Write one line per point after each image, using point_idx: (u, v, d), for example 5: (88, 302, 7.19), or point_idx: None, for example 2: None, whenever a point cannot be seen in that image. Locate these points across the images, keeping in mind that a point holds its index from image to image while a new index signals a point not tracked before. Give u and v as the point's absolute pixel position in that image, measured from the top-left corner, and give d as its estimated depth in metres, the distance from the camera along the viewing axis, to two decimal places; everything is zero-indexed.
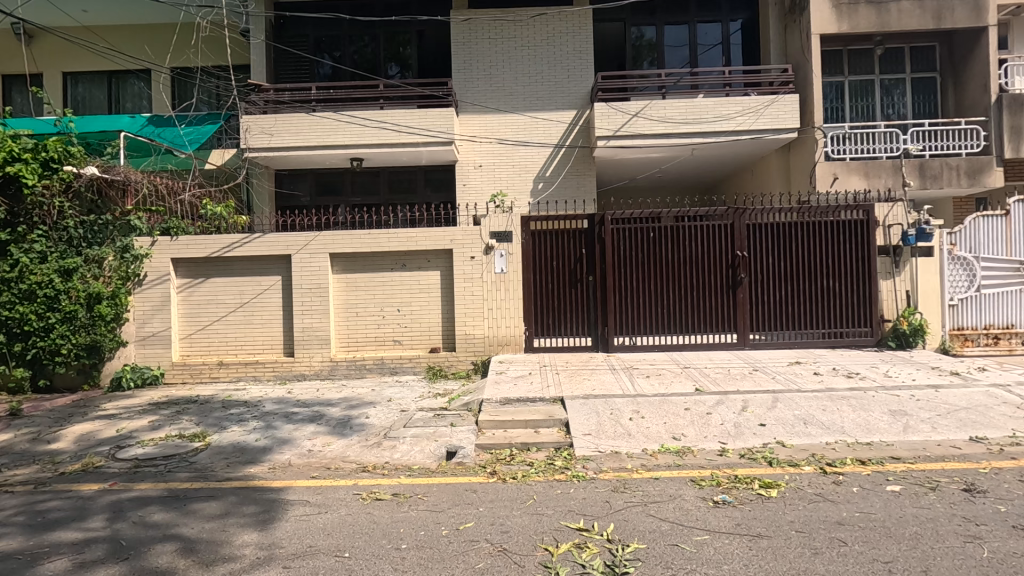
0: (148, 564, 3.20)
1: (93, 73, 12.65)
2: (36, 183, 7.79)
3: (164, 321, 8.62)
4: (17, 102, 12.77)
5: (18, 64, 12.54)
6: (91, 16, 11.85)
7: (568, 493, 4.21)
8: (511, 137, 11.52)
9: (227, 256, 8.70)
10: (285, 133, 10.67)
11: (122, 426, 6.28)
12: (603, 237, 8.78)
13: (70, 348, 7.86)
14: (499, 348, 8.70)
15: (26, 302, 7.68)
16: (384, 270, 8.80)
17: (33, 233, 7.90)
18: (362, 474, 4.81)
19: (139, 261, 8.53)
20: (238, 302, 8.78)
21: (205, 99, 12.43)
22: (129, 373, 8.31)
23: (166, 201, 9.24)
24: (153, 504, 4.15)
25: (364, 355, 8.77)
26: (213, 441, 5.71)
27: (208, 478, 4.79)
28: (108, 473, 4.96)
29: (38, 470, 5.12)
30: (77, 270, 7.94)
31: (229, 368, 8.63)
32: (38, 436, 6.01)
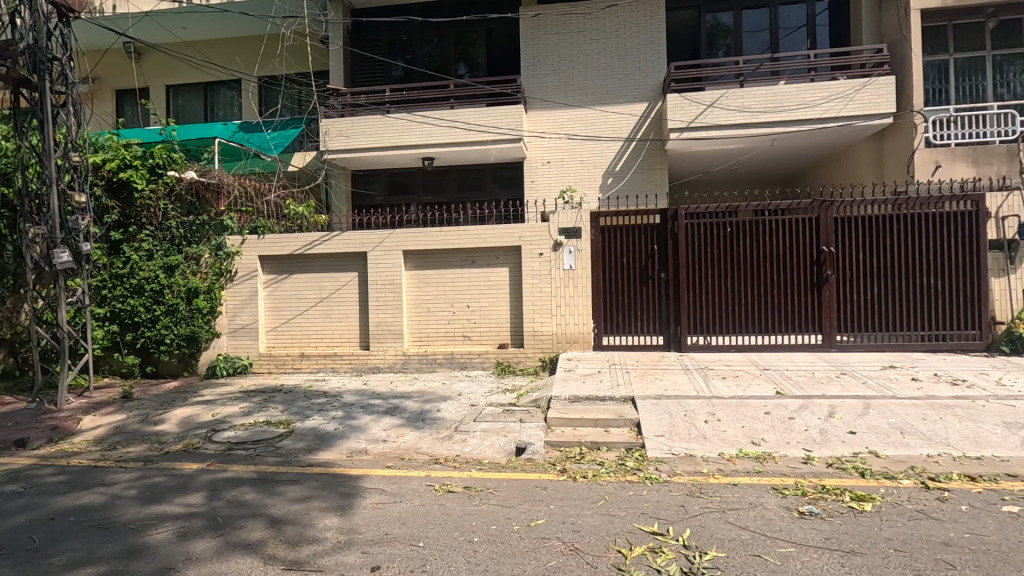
0: (241, 538, 3.43)
1: (191, 85, 13.70)
2: (144, 187, 8.55)
3: (251, 314, 9.21)
4: (127, 114, 14.03)
5: (129, 80, 13.80)
6: (189, 32, 12.85)
7: (641, 495, 4.10)
8: (580, 132, 11.39)
9: (308, 254, 9.17)
10: (361, 135, 11.10)
11: (217, 411, 6.79)
12: (676, 233, 8.50)
13: (172, 338, 8.62)
14: (568, 345, 8.64)
15: (136, 296, 8.52)
16: (454, 267, 8.97)
17: (141, 232, 8.68)
18: (434, 466, 4.92)
19: (231, 258, 9.17)
20: (319, 297, 9.25)
21: (289, 105, 13.14)
22: (222, 362, 8.94)
23: (254, 202, 9.88)
24: (244, 484, 4.45)
25: (435, 349, 8.99)
26: (297, 428, 6.05)
27: (292, 463, 5.07)
28: (206, 454, 5.37)
29: (147, 448, 5.63)
30: (178, 267, 8.65)
31: (310, 359, 9.11)
32: (146, 418, 6.61)
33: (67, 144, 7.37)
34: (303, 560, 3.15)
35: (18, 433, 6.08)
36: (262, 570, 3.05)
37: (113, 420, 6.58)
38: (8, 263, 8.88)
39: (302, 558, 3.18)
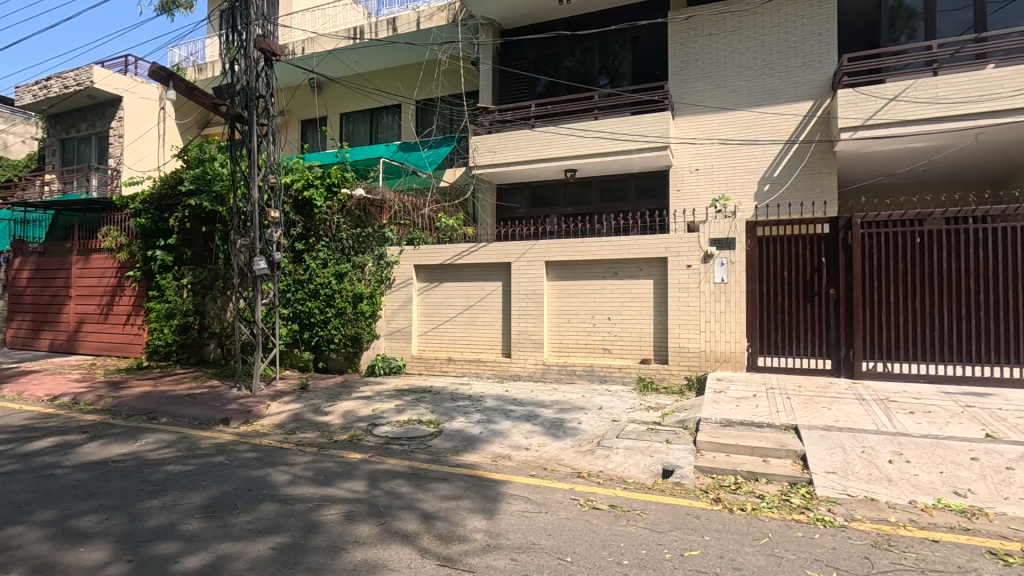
0: (399, 528, 3.64)
1: (361, 111, 15.33)
2: (322, 204, 9.69)
3: (406, 318, 9.97)
4: (310, 141, 16.09)
5: (313, 111, 15.84)
6: (362, 64, 14.43)
7: (814, 538, 3.63)
8: (733, 137, 10.68)
9: (457, 264, 9.70)
10: (507, 149, 11.53)
11: (376, 407, 7.41)
12: (849, 243, 7.56)
13: (340, 337, 9.66)
14: (717, 364, 8.06)
15: (313, 300, 9.66)
16: (596, 278, 8.87)
17: (319, 243, 9.84)
18: (577, 479, 4.85)
19: (390, 267, 10.02)
20: (465, 304, 9.73)
21: (442, 125, 14.10)
22: (380, 361, 9.75)
23: (411, 215, 10.71)
24: (400, 477, 4.75)
25: (575, 361, 8.93)
26: (444, 428, 6.37)
27: (441, 462, 5.33)
28: (367, 445, 5.86)
29: (319, 435, 6.31)
30: (347, 274, 9.65)
31: (456, 364, 9.58)
32: (318, 408, 7.41)
33: (267, 168, 8.64)
34: (455, 557, 3.25)
35: (223, 413, 7.17)
36: (419, 561, 3.20)
37: (292, 408, 7.49)
38: (220, 269, 10.62)
39: (455, 555, 3.28)
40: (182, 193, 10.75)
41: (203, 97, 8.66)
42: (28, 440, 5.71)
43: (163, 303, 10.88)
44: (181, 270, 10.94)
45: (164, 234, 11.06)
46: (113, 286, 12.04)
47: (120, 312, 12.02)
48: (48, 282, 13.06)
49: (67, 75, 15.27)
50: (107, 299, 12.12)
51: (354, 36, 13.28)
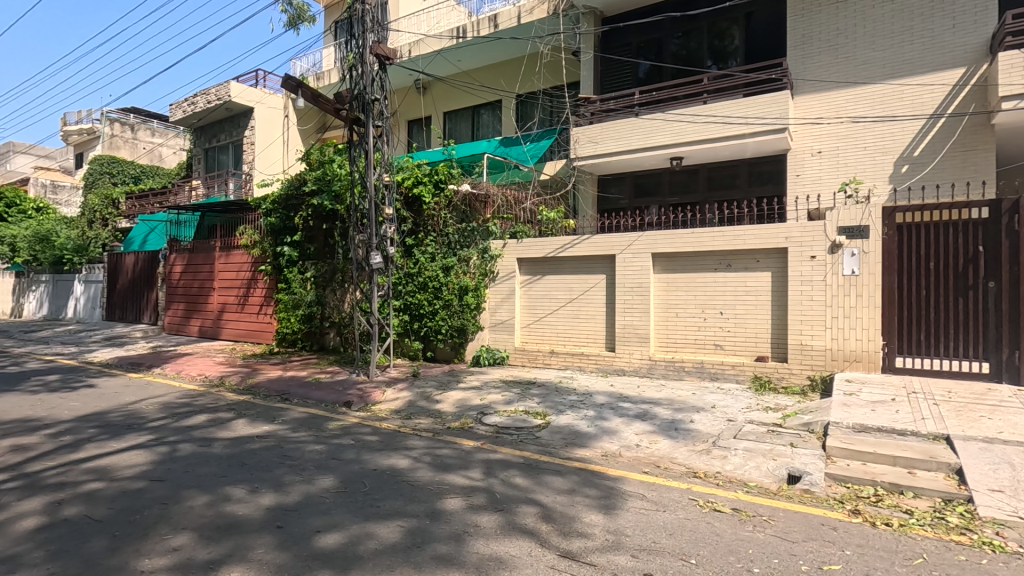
0: (519, 519, 3.71)
1: (464, 109, 15.74)
2: (431, 200, 10.08)
3: (510, 310, 10.12)
4: (417, 140, 16.81)
5: (419, 111, 16.53)
6: (465, 63, 14.80)
7: (982, 564, 3.19)
8: (865, 114, 9.67)
9: (560, 256, 9.68)
10: (610, 140, 11.34)
11: (484, 397, 7.61)
12: (1013, 229, 6.61)
13: (447, 328, 10.04)
14: (847, 364, 7.38)
15: (422, 292, 10.08)
16: (707, 271, 8.44)
17: (427, 237, 10.26)
18: (694, 480, 4.67)
19: (494, 260, 10.19)
20: (568, 297, 9.70)
21: (543, 118, 14.13)
22: (485, 352, 10.01)
23: (514, 209, 10.83)
24: (514, 468, 4.84)
25: (683, 356, 8.59)
26: (553, 422, 6.40)
27: (552, 454, 5.37)
28: (479, 434, 6.05)
29: (434, 422, 6.61)
30: (453, 267, 9.97)
31: (559, 356, 9.59)
32: (430, 396, 7.76)
33: (381, 166, 9.12)
34: (575, 552, 3.25)
35: (345, 397, 7.73)
36: (540, 553, 3.25)
37: (405, 394, 7.90)
38: (339, 263, 11.40)
39: (575, 550, 3.28)
40: (306, 194, 11.67)
41: (326, 103, 9.32)
42: (188, 414, 6.51)
43: (290, 294, 11.92)
44: (306, 265, 11.92)
45: (291, 231, 12.11)
46: (249, 279, 13.39)
47: (254, 303, 13.35)
48: (196, 276, 14.81)
49: (211, 91, 17.20)
50: (244, 291, 13.50)
51: (458, 35, 13.66)
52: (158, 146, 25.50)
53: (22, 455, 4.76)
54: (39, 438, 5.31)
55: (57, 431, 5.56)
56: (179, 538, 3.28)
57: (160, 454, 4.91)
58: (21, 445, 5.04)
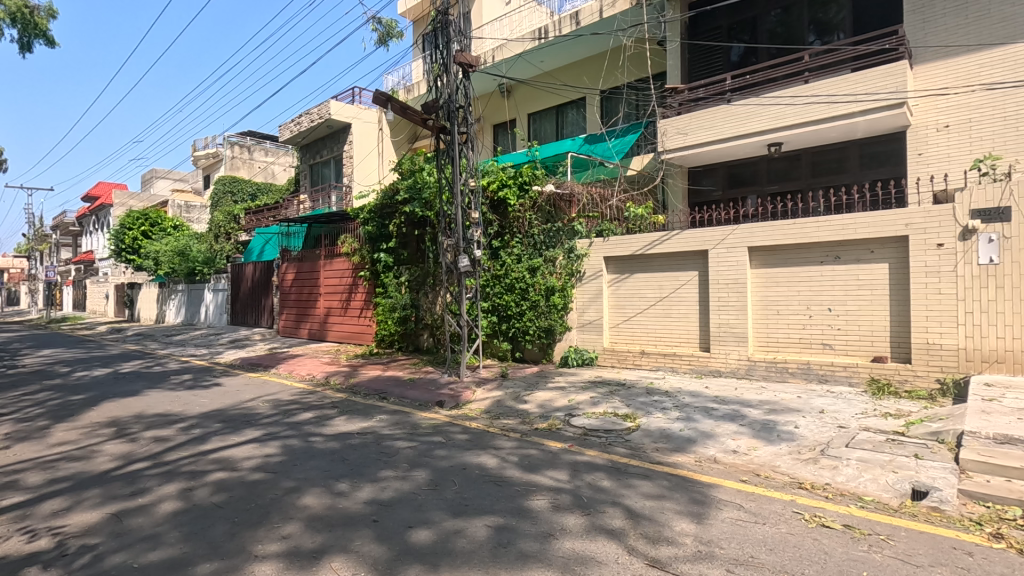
0: (605, 523, 3.63)
1: (548, 109, 15.75)
2: (515, 202, 10.18)
3: (598, 311, 9.95)
4: (502, 143, 17.06)
5: (504, 115, 16.76)
6: (548, 63, 14.78)
7: None
8: (1004, 79, 8.45)
9: (648, 253, 9.39)
10: (700, 129, 10.84)
11: (572, 397, 7.56)
12: None
13: (534, 329, 10.08)
14: (985, 366, 6.50)
15: (509, 293, 10.21)
16: (812, 264, 7.80)
17: (513, 239, 10.37)
18: (799, 491, 4.32)
19: (580, 259, 10.07)
20: (658, 296, 9.39)
21: (629, 112, 13.79)
22: (573, 353, 9.92)
23: (600, 207, 10.63)
24: (601, 471, 4.75)
25: (786, 357, 8.00)
26: (642, 424, 6.22)
27: (642, 458, 5.21)
28: (566, 435, 6.01)
29: (522, 422, 6.66)
30: (540, 268, 9.99)
31: (650, 357, 9.32)
32: (519, 396, 7.83)
33: (467, 171, 9.33)
34: (664, 561, 3.12)
35: (437, 396, 8.01)
36: (627, 559, 3.16)
37: (495, 394, 8.03)
38: (431, 267, 11.84)
39: (664, 559, 3.15)
40: (398, 203, 12.21)
41: (414, 114, 9.70)
42: (298, 411, 7.06)
43: (387, 298, 12.56)
44: (400, 270, 12.52)
45: (386, 238, 12.75)
46: (350, 285, 14.30)
47: (355, 306, 14.23)
48: (305, 283, 16.06)
49: (314, 111, 18.57)
50: (346, 296, 14.44)
51: (540, 37, 13.70)
52: (271, 165, 28.00)
53: (162, 446, 5.40)
54: (175, 430, 6.00)
55: (189, 425, 6.25)
56: (288, 527, 3.56)
57: (273, 447, 5.37)
58: (161, 437, 5.73)
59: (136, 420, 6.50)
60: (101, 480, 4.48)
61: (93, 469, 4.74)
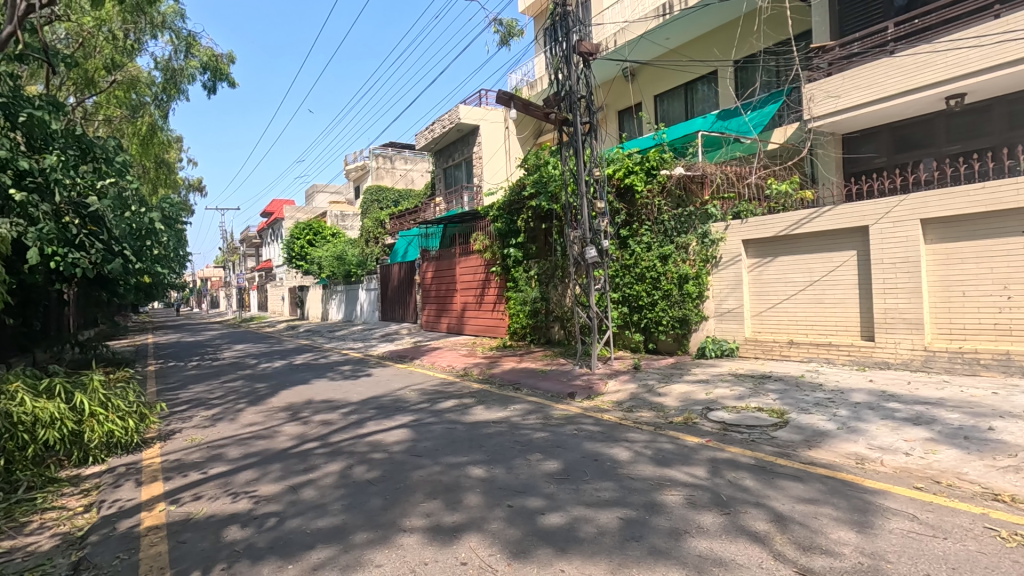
0: (747, 524, 3.40)
1: (675, 88, 15.00)
2: (643, 188, 9.84)
3: (738, 299, 9.27)
4: (628, 129, 16.60)
5: (628, 99, 16.27)
6: (673, 40, 14.03)
7: None
8: None
9: (795, 234, 8.55)
10: (856, 90, 9.62)
11: (710, 391, 7.15)
12: None
13: (668, 319, 9.70)
14: None
15: (640, 283, 9.92)
16: (1010, 235, 6.53)
17: (642, 227, 10.02)
18: (994, 504, 3.66)
19: (716, 245, 9.47)
20: (808, 281, 8.52)
21: (767, 80, 12.65)
22: (711, 344, 9.36)
23: (736, 186, 9.86)
24: (744, 469, 4.44)
25: (975, 346, 6.83)
26: (792, 421, 5.70)
27: (791, 457, 4.78)
28: (704, 430, 5.71)
29: (656, 416, 6.46)
30: (671, 255, 9.57)
31: (800, 347, 8.50)
32: (653, 389, 7.60)
33: (591, 162, 9.20)
34: (817, 571, 2.84)
35: (569, 388, 8.07)
36: (772, 564, 2.93)
37: (628, 387, 7.88)
38: (559, 260, 11.92)
39: (816, 569, 2.87)
40: (526, 198, 12.43)
41: (537, 109, 9.84)
42: (440, 400, 7.57)
43: (519, 292, 12.92)
44: (530, 264, 12.80)
45: (515, 234, 13.09)
46: (484, 280, 14.95)
47: (489, 301, 14.84)
48: (443, 280, 17.10)
49: (445, 117, 19.67)
50: (480, 291, 15.12)
51: (663, 13, 13.07)
52: (410, 172, 30.24)
53: (327, 428, 6.13)
54: (338, 415, 6.77)
55: (350, 410, 7.01)
56: (431, 505, 3.84)
57: (418, 432, 5.82)
58: (327, 421, 6.50)
59: (307, 406, 7.45)
60: (281, 456, 5.20)
61: (276, 447, 5.53)
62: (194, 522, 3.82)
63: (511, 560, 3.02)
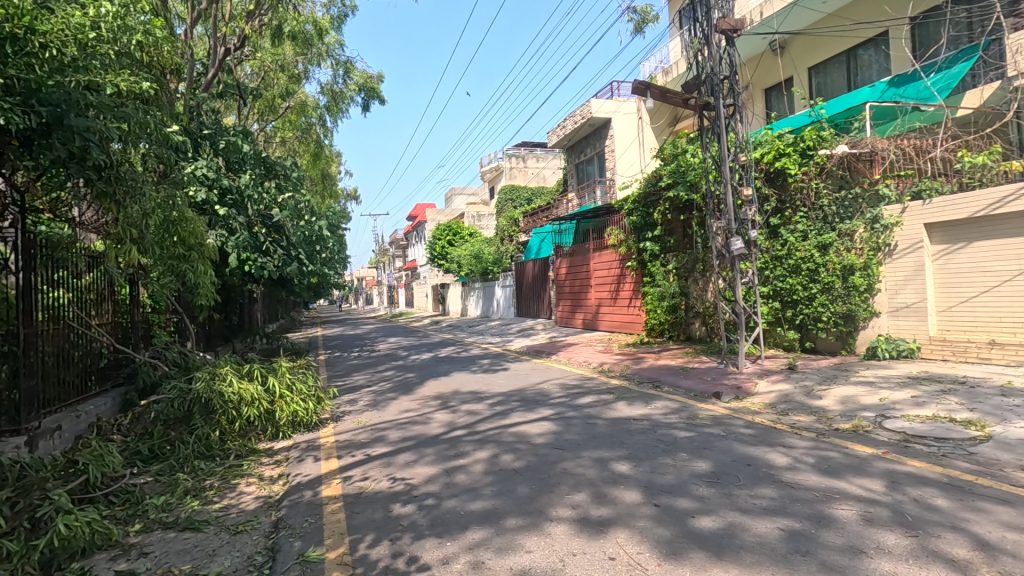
0: (941, 549, 2.96)
1: (834, 57, 13.39)
2: (797, 171, 8.93)
3: (918, 291, 8.05)
4: (777, 108, 15.20)
5: (777, 76, 14.92)
6: (832, 3, 12.50)
7: None
8: None
9: (997, 214, 7.28)
10: None
11: (884, 395, 6.31)
12: None
13: (829, 316, 8.72)
14: None
15: (795, 275, 9.03)
16: None
17: (796, 215, 9.13)
18: None
19: (889, 230, 8.31)
20: (1016, 271, 7.17)
21: (955, 34, 10.75)
22: (884, 343, 8.22)
23: (916, 163, 8.58)
24: (932, 486, 3.86)
25: None
26: (996, 434, 4.83)
27: (996, 476, 4.05)
28: (878, 440, 5.07)
29: (818, 421, 5.86)
30: (832, 244, 8.60)
31: (1005, 349, 7.23)
32: (812, 391, 6.91)
33: (737, 148, 8.58)
34: None
35: (715, 387, 7.63)
36: None
37: (783, 387, 7.25)
38: (699, 252, 11.28)
39: None
40: (662, 189, 11.95)
41: (676, 96, 9.41)
42: (579, 395, 7.60)
43: (656, 287, 12.51)
44: (667, 257, 12.32)
45: (651, 227, 12.67)
46: (619, 275, 14.73)
47: (625, 296, 14.56)
48: (577, 276, 17.19)
49: (577, 112, 19.67)
50: (615, 286, 14.91)
51: None
52: (543, 169, 30.72)
53: (474, 418, 6.48)
54: (482, 406, 7.12)
55: (493, 402, 7.33)
56: (577, 497, 3.88)
57: (559, 426, 5.90)
58: (473, 410, 6.87)
59: (454, 396, 7.93)
60: (434, 441, 5.61)
61: (429, 432, 5.98)
62: (365, 496, 4.27)
63: (662, 561, 2.95)
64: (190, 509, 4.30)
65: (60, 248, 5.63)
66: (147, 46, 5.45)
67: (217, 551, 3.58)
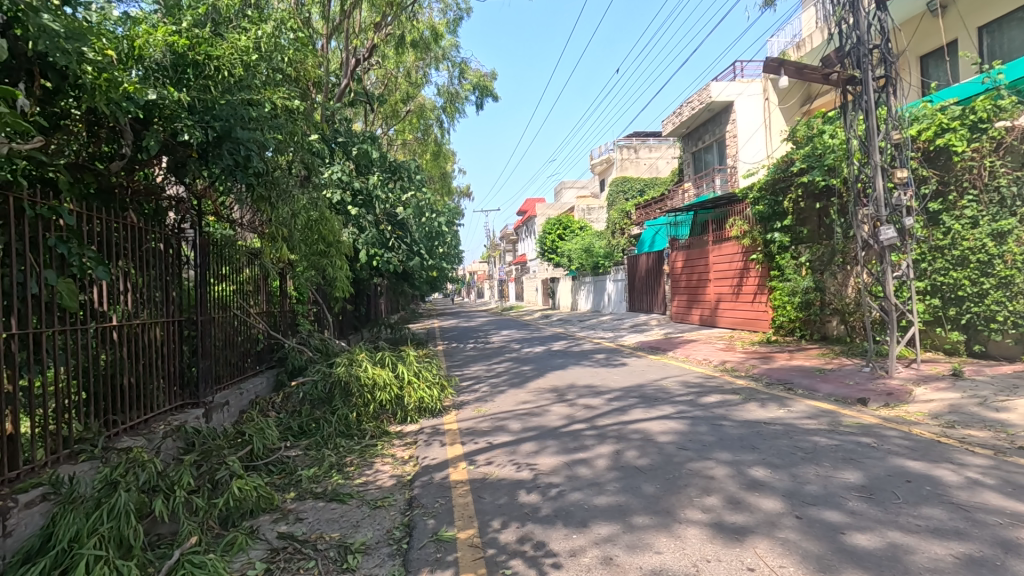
0: None
1: (1014, 12, 11.46)
2: (965, 148, 7.82)
3: None
4: (936, 77, 13.26)
5: (936, 41, 13.10)
6: None
7: None
8: None
9: None
10: None
11: None
12: None
13: (1006, 316, 7.47)
14: None
15: (960, 268, 7.91)
16: None
17: (964, 199, 7.94)
18: None
19: None
20: None
21: None
22: None
23: None
24: None
25: None
26: None
27: None
28: None
29: (996, 437, 5.05)
30: (1011, 232, 7.39)
31: None
32: (987, 402, 5.97)
33: (889, 125, 7.65)
34: None
35: (860, 392, 6.88)
36: None
37: (947, 397, 6.35)
38: (839, 243, 10.22)
39: None
40: (794, 174, 11.01)
41: (813, 71, 8.55)
42: (703, 394, 7.26)
43: (786, 282, 11.57)
44: (800, 249, 11.34)
45: (781, 216, 11.70)
46: (742, 268, 13.82)
47: (748, 291, 13.63)
48: (695, 269, 16.40)
49: (695, 98, 18.76)
50: (738, 281, 14.01)
51: None
52: (657, 159, 29.67)
53: (593, 412, 6.44)
54: (601, 401, 7.04)
55: (612, 397, 7.23)
56: (709, 500, 3.70)
57: (683, 425, 5.67)
58: (591, 405, 6.83)
59: (571, 389, 7.94)
60: (554, 433, 5.65)
61: (549, 424, 6.03)
62: (490, 482, 4.41)
63: None
64: (335, 482, 4.72)
65: (226, 246, 6.45)
66: (296, 60, 6.01)
67: (360, 522, 3.90)
